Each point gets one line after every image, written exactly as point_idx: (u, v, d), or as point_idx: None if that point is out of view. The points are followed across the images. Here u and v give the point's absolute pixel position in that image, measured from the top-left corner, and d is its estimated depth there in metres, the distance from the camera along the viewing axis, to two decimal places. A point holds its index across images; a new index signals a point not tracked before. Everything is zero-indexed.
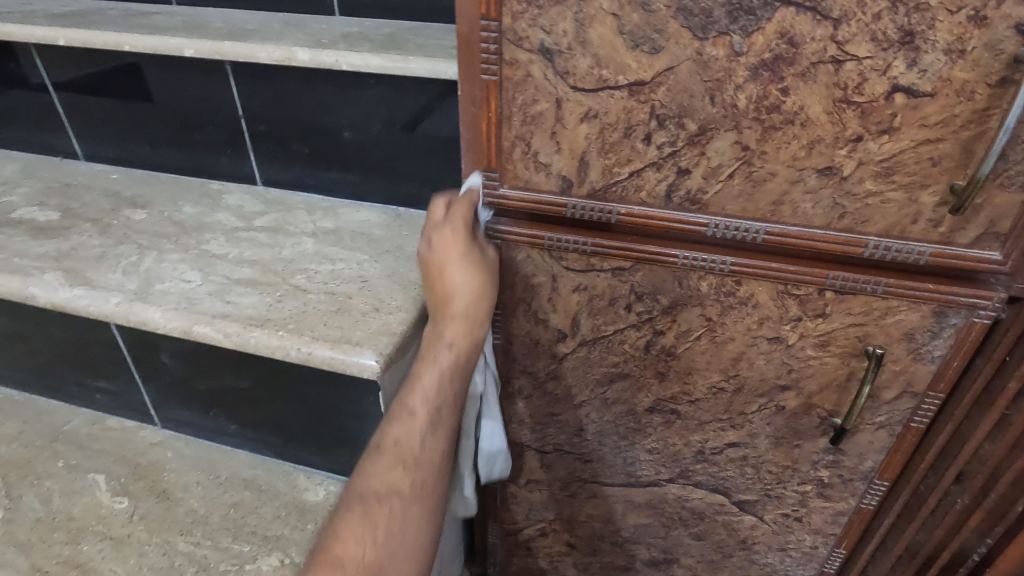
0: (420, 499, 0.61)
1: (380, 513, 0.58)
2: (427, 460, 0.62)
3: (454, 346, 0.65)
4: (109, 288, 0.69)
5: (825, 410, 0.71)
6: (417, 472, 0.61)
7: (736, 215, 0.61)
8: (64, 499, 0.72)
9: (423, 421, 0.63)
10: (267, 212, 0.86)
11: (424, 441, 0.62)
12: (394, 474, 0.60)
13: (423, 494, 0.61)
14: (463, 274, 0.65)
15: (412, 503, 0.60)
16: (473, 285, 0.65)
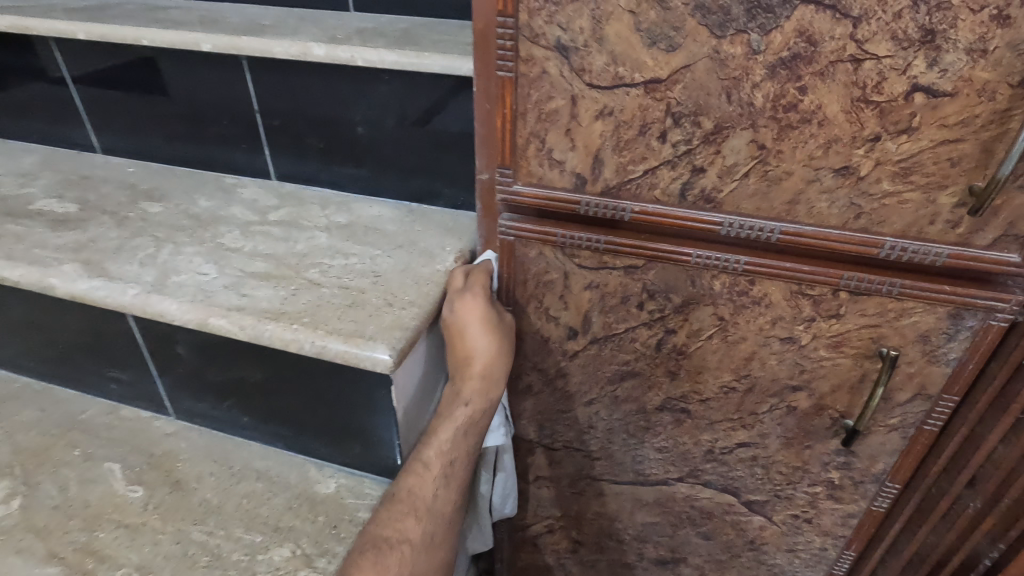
0: (428, 550, 0.64)
1: (393, 557, 0.60)
2: (437, 512, 0.66)
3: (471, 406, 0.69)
4: (127, 280, 0.70)
5: (837, 411, 0.71)
6: (427, 523, 0.64)
7: (751, 214, 0.60)
8: (80, 487, 0.73)
9: (437, 476, 0.66)
10: (281, 206, 0.87)
11: (437, 492, 0.66)
12: (407, 521, 0.63)
13: (432, 543, 0.65)
14: (482, 339, 0.68)
15: (421, 554, 0.63)
16: (492, 353, 0.69)
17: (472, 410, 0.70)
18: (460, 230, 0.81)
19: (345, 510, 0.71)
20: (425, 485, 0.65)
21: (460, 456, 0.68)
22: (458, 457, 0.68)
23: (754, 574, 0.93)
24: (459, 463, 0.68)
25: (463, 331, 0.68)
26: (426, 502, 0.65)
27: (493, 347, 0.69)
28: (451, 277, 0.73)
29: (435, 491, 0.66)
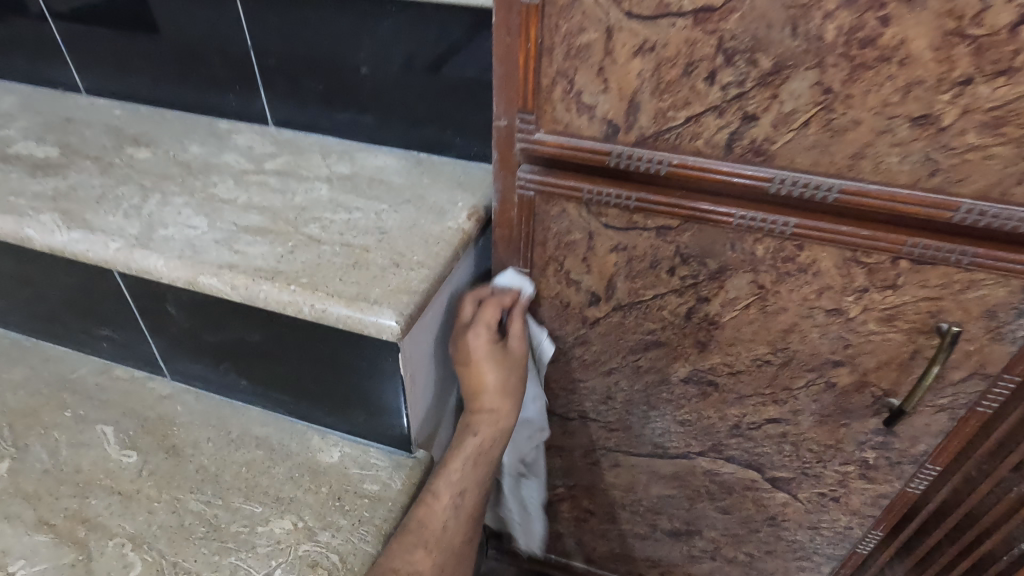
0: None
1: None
2: (448, 545, 0.63)
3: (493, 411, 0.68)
4: (109, 234, 0.64)
5: (881, 389, 0.66)
6: (439, 556, 0.61)
7: (806, 170, 0.53)
8: (71, 451, 0.69)
9: (446, 506, 0.64)
10: (279, 154, 0.80)
11: (447, 525, 0.63)
12: (418, 554, 0.60)
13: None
14: (503, 369, 0.68)
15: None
16: (511, 386, 0.68)
17: (487, 442, 0.68)
18: (473, 184, 0.74)
19: (349, 482, 0.67)
20: (435, 518, 0.63)
21: (470, 488, 0.66)
22: (469, 488, 0.66)
23: (771, 549, 0.90)
24: (470, 494, 0.66)
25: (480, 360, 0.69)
26: (437, 535, 0.62)
27: (511, 380, 0.68)
28: (465, 236, 0.66)
29: (446, 523, 0.63)
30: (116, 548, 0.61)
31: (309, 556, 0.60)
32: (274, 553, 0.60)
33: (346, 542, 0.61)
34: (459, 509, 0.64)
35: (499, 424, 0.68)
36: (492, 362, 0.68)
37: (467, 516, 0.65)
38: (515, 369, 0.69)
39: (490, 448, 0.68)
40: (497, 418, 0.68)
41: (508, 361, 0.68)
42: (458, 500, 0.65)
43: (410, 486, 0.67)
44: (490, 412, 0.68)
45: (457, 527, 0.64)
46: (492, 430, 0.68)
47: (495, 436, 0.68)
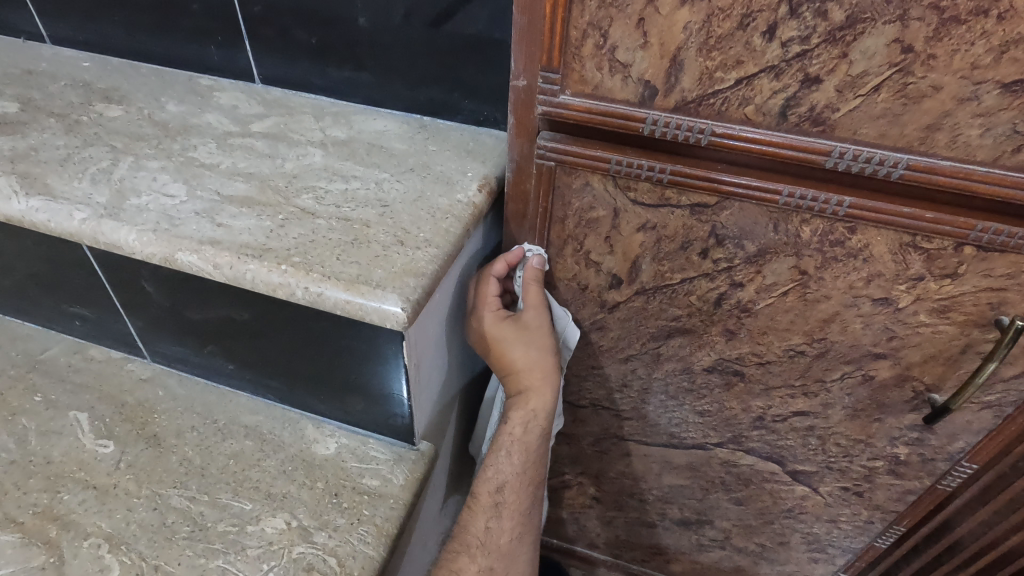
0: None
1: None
2: (494, 546, 0.64)
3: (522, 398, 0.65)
4: (74, 202, 0.56)
5: (923, 384, 0.61)
6: (485, 558, 0.63)
7: (870, 142, 0.47)
8: (41, 440, 0.64)
9: (488, 507, 0.65)
10: (267, 115, 0.72)
11: (490, 526, 0.64)
12: (463, 561, 0.63)
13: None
14: (523, 346, 0.64)
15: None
16: (535, 361, 0.65)
17: (520, 428, 0.65)
18: (483, 152, 0.67)
19: (347, 476, 0.61)
20: (477, 520, 0.64)
21: (510, 483, 0.65)
22: (508, 483, 0.66)
23: (784, 540, 0.87)
24: (510, 489, 0.65)
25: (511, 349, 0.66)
26: (481, 536, 0.64)
27: (532, 356, 0.64)
28: (476, 211, 0.59)
29: (488, 524, 0.64)
30: (91, 549, 0.55)
31: (304, 560, 0.55)
32: (266, 555, 0.55)
33: (345, 543, 0.56)
34: (501, 508, 0.65)
35: (532, 404, 0.65)
36: (510, 342, 0.64)
37: (512, 511, 0.66)
38: (536, 343, 0.64)
39: (524, 435, 0.65)
40: (528, 397, 0.65)
41: (526, 336, 0.64)
42: (500, 497, 0.65)
43: (413, 482, 0.61)
44: (521, 394, 0.65)
45: (502, 525, 0.65)
46: (526, 414, 0.65)
47: (529, 419, 0.65)
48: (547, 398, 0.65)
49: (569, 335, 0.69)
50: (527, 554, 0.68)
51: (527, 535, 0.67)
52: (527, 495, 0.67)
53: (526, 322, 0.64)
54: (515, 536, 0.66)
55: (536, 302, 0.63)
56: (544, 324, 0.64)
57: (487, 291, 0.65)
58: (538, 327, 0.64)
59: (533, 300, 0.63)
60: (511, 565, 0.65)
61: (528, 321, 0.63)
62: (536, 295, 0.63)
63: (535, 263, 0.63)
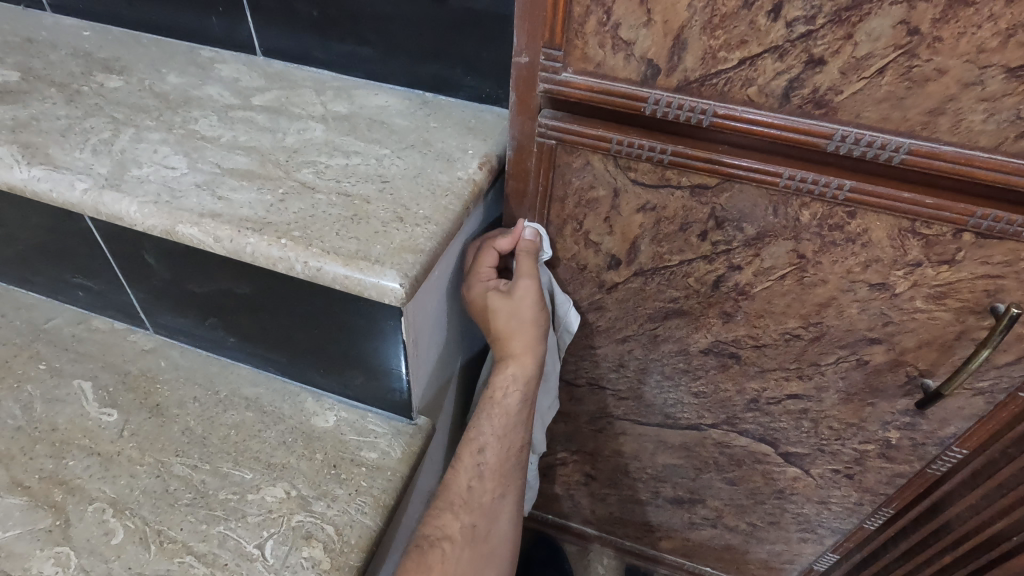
0: (471, 542, 0.63)
1: (434, 556, 0.60)
2: (476, 504, 0.64)
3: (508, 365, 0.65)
4: (75, 172, 0.56)
5: (917, 369, 0.61)
6: (467, 516, 0.63)
7: (873, 126, 0.46)
8: (46, 407, 0.65)
9: (470, 467, 0.65)
10: (268, 88, 0.72)
11: (472, 485, 0.65)
12: (446, 518, 0.63)
13: (477, 536, 0.63)
14: (507, 314, 0.63)
15: (464, 547, 0.62)
16: (520, 329, 0.64)
17: (500, 391, 0.66)
18: (484, 130, 0.67)
19: (345, 449, 0.63)
20: (459, 479, 0.65)
21: (491, 442, 0.66)
22: (490, 443, 0.66)
23: (775, 520, 0.89)
24: (491, 450, 0.66)
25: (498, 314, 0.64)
26: (463, 495, 0.64)
27: (516, 325, 0.64)
28: (476, 188, 0.59)
29: (470, 483, 0.65)
30: (96, 513, 0.57)
31: (303, 528, 0.57)
32: (266, 523, 0.57)
33: (343, 513, 0.58)
34: (482, 468, 0.65)
35: (511, 370, 0.65)
36: (497, 311, 0.63)
37: (493, 471, 0.66)
38: (520, 311, 0.63)
39: (504, 399, 0.66)
40: (510, 363, 0.65)
41: (513, 305, 0.63)
42: (481, 459, 0.66)
43: (411, 455, 0.63)
44: (504, 359, 0.66)
45: (484, 484, 0.65)
46: (505, 378, 0.66)
47: (509, 384, 0.66)
48: (530, 364, 0.65)
49: (571, 321, 0.70)
50: (510, 516, 0.68)
51: (509, 496, 0.68)
52: (507, 457, 0.67)
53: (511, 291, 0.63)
54: (496, 495, 0.66)
55: (524, 270, 0.62)
56: (529, 294, 0.62)
57: (482, 259, 0.64)
58: (523, 296, 0.62)
59: (521, 270, 0.62)
60: (493, 522, 0.66)
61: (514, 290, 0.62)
62: (526, 265, 0.62)
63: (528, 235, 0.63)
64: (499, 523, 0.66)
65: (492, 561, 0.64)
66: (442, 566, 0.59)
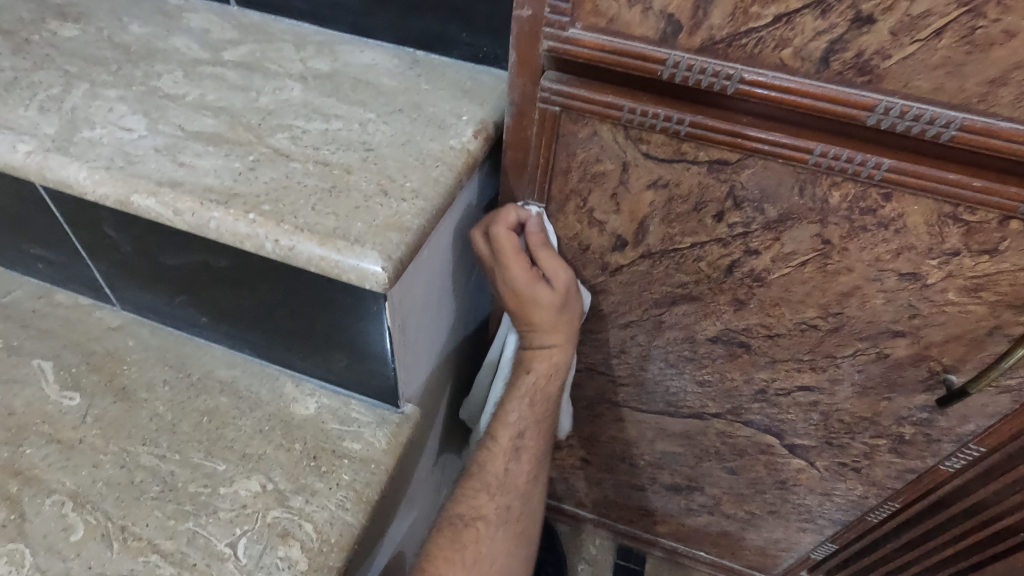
0: (507, 521, 0.62)
1: (469, 535, 0.60)
2: (513, 486, 0.63)
3: (546, 352, 0.62)
4: (18, 132, 0.50)
5: (941, 365, 0.57)
6: (503, 497, 0.62)
7: (922, 96, 0.41)
8: (3, 389, 0.60)
9: (507, 449, 0.64)
10: (241, 42, 0.64)
11: (509, 468, 0.63)
12: (482, 498, 0.62)
13: (512, 516, 0.63)
14: (552, 306, 0.59)
15: (499, 527, 0.62)
16: (563, 320, 0.61)
17: (544, 379, 0.63)
18: (481, 93, 0.60)
19: (327, 439, 0.58)
20: (497, 461, 0.63)
21: (530, 428, 0.64)
22: (528, 427, 0.64)
23: (774, 509, 0.86)
24: (530, 434, 0.64)
25: (530, 293, 0.59)
26: (500, 477, 0.63)
27: (563, 318, 0.60)
28: (471, 159, 0.53)
29: (508, 466, 0.63)
30: (55, 507, 0.53)
31: (279, 525, 0.53)
32: (239, 519, 0.53)
33: (322, 509, 0.54)
34: (521, 450, 0.64)
35: (553, 360, 0.63)
36: (538, 303, 0.59)
37: (530, 454, 0.65)
38: (566, 305, 0.60)
39: (546, 386, 0.64)
40: (552, 353, 0.62)
41: (557, 299, 0.59)
42: (519, 441, 0.64)
43: (397, 446, 0.58)
44: (545, 347, 0.62)
45: (520, 467, 0.64)
46: (547, 367, 0.63)
47: (552, 371, 0.63)
48: (567, 354, 0.63)
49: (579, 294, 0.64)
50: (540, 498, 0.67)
51: (541, 478, 0.67)
52: (544, 440, 0.66)
53: (552, 283, 0.59)
54: (531, 477, 0.65)
55: (559, 261, 0.59)
56: (572, 284, 0.59)
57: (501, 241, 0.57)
58: (568, 288, 0.59)
59: (552, 261, 0.59)
60: (529, 504, 0.65)
61: (558, 282, 0.58)
62: (553, 256, 0.59)
63: (534, 228, 0.59)
64: (534, 506, 0.66)
65: (527, 538, 0.65)
66: (478, 546, 0.59)
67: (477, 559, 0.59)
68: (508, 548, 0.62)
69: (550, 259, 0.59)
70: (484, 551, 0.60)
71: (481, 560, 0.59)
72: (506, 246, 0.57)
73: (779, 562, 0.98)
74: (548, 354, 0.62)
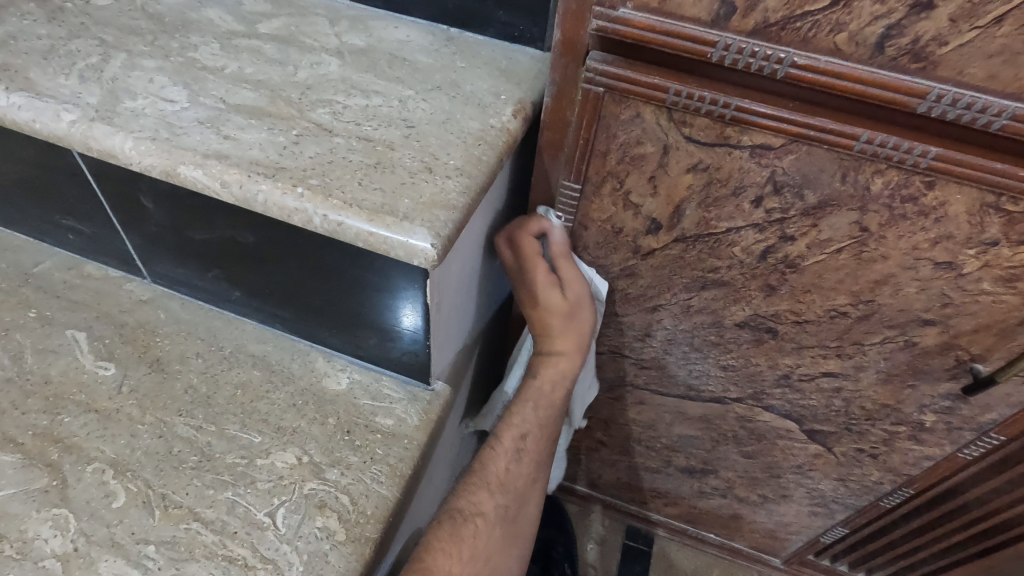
0: (503, 521, 0.63)
1: (467, 530, 0.60)
2: (511, 487, 0.64)
3: (555, 358, 0.66)
4: (60, 101, 0.50)
5: (968, 354, 0.58)
6: (502, 496, 0.63)
7: (976, 85, 0.41)
8: (38, 358, 0.61)
9: (509, 451, 0.65)
10: (275, 15, 0.63)
11: (510, 468, 0.64)
12: (481, 495, 0.62)
13: (509, 516, 0.63)
14: (562, 313, 0.63)
15: (496, 524, 0.62)
16: (573, 327, 0.64)
17: (549, 385, 0.66)
18: (518, 72, 0.60)
19: (359, 414, 0.59)
20: (499, 460, 0.64)
21: (533, 431, 0.66)
22: (534, 434, 0.66)
23: (787, 493, 0.88)
24: (533, 437, 0.66)
25: (544, 296, 0.62)
26: (500, 476, 0.63)
27: (571, 326, 0.64)
28: (511, 138, 0.53)
29: (508, 466, 0.64)
30: (95, 474, 0.54)
31: (316, 496, 0.54)
32: (277, 490, 0.54)
33: (358, 482, 0.55)
34: (521, 453, 0.65)
35: (560, 366, 0.66)
36: (550, 309, 0.63)
37: (530, 457, 0.66)
38: (577, 314, 0.64)
39: (552, 392, 0.66)
40: (558, 360, 0.65)
41: (568, 307, 0.63)
42: (521, 444, 0.65)
43: (429, 423, 0.59)
44: (552, 354, 0.66)
45: (521, 469, 0.65)
46: (554, 372, 0.66)
47: (557, 379, 0.66)
48: (575, 360, 0.66)
49: (598, 286, 0.67)
50: (534, 507, 0.68)
51: (540, 480, 0.68)
52: (546, 445, 0.67)
53: (566, 292, 0.63)
54: (530, 480, 0.66)
55: (575, 273, 0.63)
56: (584, 297, 0.64)
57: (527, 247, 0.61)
58: (579, 300, 0.63)
59: (570, 272, 0.63)
60: (523, 506, 0.66)
61: (570, 291, 0.63)
62: (573, 268, 0.63)
63: (558, 238, 0.62)
64: (529, 507, 0.67)
65: (521, 542, 0.66)
66: (474, 540, 0.60)
67: (472, 554, 0.59)
68: (503, 546, 0.62)
69: (570, 276, 0.63)
70: (479, 546, 0.60)
71: (476, 555, 0.59)
72: (528, 251, 0.61)
73: (788, 545, 1.00)
74: (560, 361, 0.66)
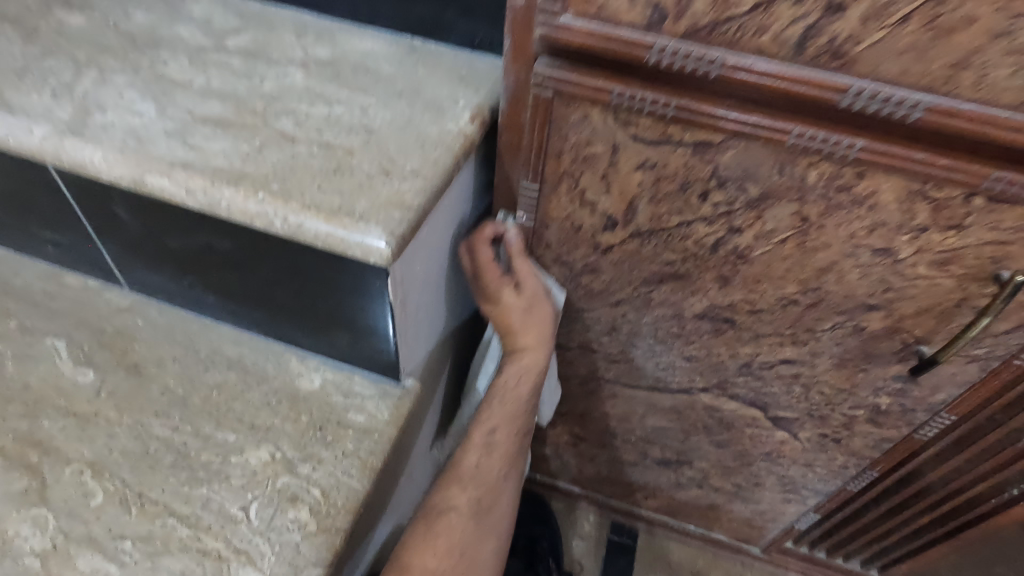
0: (478, 514, 0.66)
1: (440, 526, 0.64)
2: (483, 480, 0.68)
3: (517, 354, 0.68)
4: (33, 117, 0.53)
5: (913, 337, 0.60)
6: (474, 490, 0.67)
7: (891, 80, 0.43)
8: (18, 366, 0.63)
9: (479, 446, 0.68)
10: (244, 29, 0.66)
11: (481, 462, 0.68)
12: (453, 491, 0.66)
13: (484, 509, 0.67)
14: (519, 308, 0.65)
15: (470, 518, 0.66)
16: (533, 323, 0.66)
17: (514, 379, 0.68)
18: (477, 78, 0.62)
19: (331, 411, 0.61)
20: (469, 456, 0.68)
21: (501, 425, 0.69)
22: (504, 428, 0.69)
23: (759, 481, 0.90)
24: (500, 432, 0.69)
25: (501, 296, 0.65)
26: (471, 471, 0.67)
27: (531, 319, 0.66)
28: (468, 142, 0.56)
29: (479, 461, 0.67)
30: (74, 475, 0.56)
31: (288, 490, 0.56)
32: (250, 485, 0.56)
33: (329, 475, 0.57)
34: (491, 448, 0.68)
35: (526, 361, 0.68)
36: (507, 306, 0.65)
37: (501, 451, 0.69)
38: (535, 308, 0.66)
39: (517, 386, 0.68)
40: (523, 354, 0.67)
41: (525, 302, 0.65)
42: (491, 438, 0.69)
43: (399, 418, 0.61)
44: (517, 350, 0.68)
45: (492, 462, 0.68)
46: (519, 368, 0.68)
47: (523, 372, 0.68)
48: (539, 355, 0.68)
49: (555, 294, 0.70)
50: (512, 498, 0.72)
51: (515, 472, 0.71)
52: (517, 438, 0.71)
53: (522, 288, 0.65)
54: (503, 472, 0.70)
55: (531, 269, 0.66)
56: (539, 292, 0.66)
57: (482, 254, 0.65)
58: (535, 294, 0.66)
59: (526, 269, 0.66)
60: (501, 497, 0.69)
61: (526, 287, 0.65)
62: (528, 265, 0.66)
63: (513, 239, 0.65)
64: (507, 497, 0.71)
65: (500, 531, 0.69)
66: (447, 536, 0.63)
67: (446, 549, 0.63)
68: (480, 538, 0.66)
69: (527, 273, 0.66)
70: (454, 540, 0.64)
71: (451, 550, 0.63)
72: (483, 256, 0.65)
73: (765, 533, 1.02)
74: (522, 356, 0.68)
